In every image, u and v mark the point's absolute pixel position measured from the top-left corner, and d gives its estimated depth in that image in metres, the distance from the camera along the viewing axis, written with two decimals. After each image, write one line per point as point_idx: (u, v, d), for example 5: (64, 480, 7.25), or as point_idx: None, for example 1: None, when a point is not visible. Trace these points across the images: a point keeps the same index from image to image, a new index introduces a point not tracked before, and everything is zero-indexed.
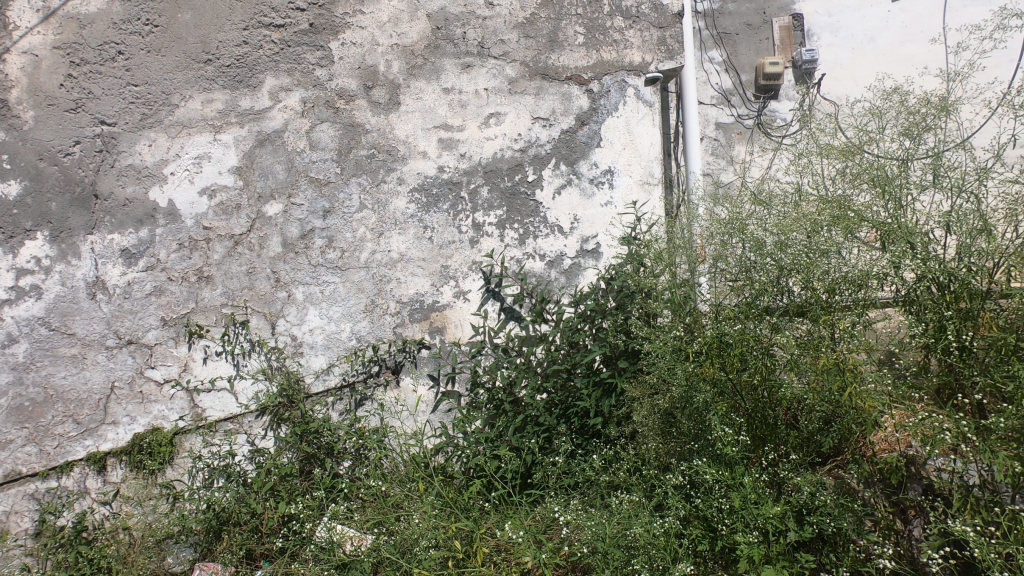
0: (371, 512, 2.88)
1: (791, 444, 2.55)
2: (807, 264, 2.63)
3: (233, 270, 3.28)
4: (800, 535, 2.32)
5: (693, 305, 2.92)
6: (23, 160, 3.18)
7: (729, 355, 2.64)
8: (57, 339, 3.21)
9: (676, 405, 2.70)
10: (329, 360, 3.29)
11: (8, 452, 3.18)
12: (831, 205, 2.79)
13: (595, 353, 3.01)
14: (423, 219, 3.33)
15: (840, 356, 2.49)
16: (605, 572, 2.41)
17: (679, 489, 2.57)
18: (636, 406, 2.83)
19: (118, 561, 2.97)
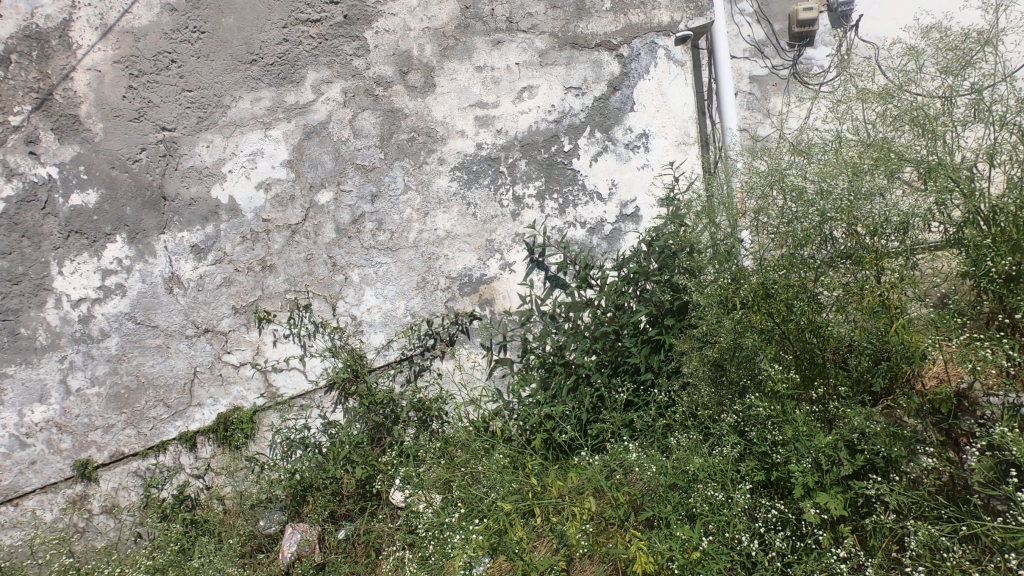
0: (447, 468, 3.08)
1: (840, 381, 2.60)
2: (848, 206, 2.67)
3: (293, 258, 3.50)
4: (852, 465, 2.40)
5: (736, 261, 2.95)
6: (98, 169, 3.48)
7: (775, 302, 2.73)
8: (143, 332, 3.54)
9: (725, 354, 2.82)
10: (388, 336, 3.49)
11: (113, 435, 3.56)
12: (873, 148, 2.77)
13: (641, 313, 3.12)
14: (465, 196, 3.46)
15: (885, 293, 2.57)
16: (667, 505, 2.62)
17: (735, 428, 2.70)
18: (686, 357, 2.97)
19: (218, 525, 3.31)
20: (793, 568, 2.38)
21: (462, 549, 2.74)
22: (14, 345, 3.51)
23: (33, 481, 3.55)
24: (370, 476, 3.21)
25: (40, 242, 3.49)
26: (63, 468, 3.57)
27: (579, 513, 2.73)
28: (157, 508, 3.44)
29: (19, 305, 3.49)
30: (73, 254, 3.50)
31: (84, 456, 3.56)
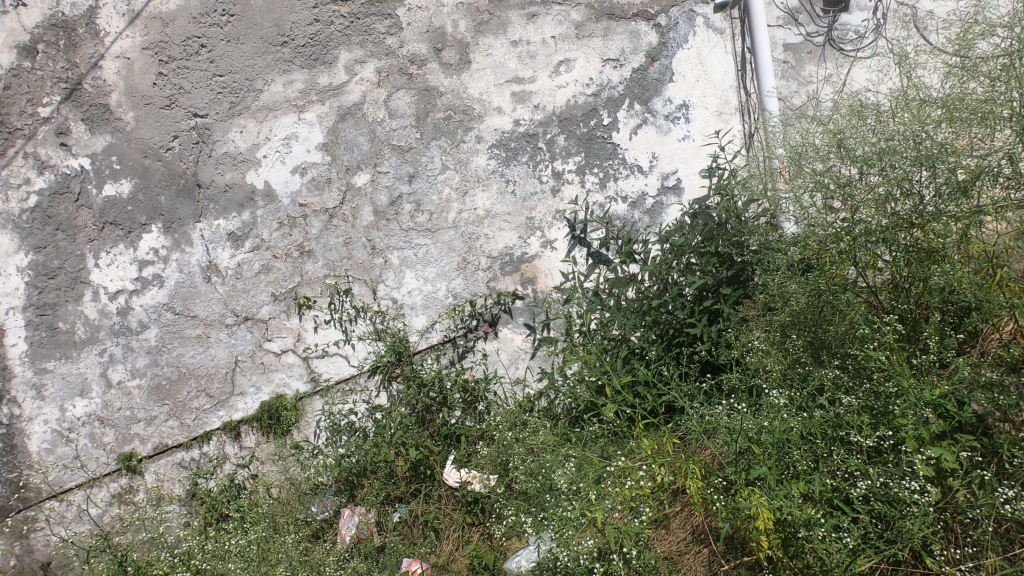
0: (524, 440, 2.96)
1: (935, 334, 2.51)
2: (950, 151, 2.55)
3: (331, 242, 3.46)
4: (966, 415, 2.29)
5: (776, 237, 3.02)
6: (130, 159, 3.44)
7: (865, 257, 2.66)
8: (182, 322, 3.51)
9: (797, 318, 2.71)
10: (430, 318, 3.46)
11: (156, 427, 3.54)
12: (948, 104, 2.63)
13: (694, 283, 3.04)
14: (504, 173, 3.41)
15: (983, 243, 2.54)
16: (771, 464, 2.39)
17: (838, 382, 2.53)
18: (753, 324, 2.87)
19: (267, 514, 3.15)
20: (912, 521, 2.23)
21: (569, 524, 2.54)
22: (53, 339, 3.48)
23: (78, 476, 3.54)
24: (424, 458, 3.17)
25: (75, 235, 3.46)
26: (107, 461, 3.55)
27: (697, 473, 2.51)
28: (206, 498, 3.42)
29: (56, 299, 3.47)
30: (108, 246, 3.47)
31: (128, 449, 3.54)
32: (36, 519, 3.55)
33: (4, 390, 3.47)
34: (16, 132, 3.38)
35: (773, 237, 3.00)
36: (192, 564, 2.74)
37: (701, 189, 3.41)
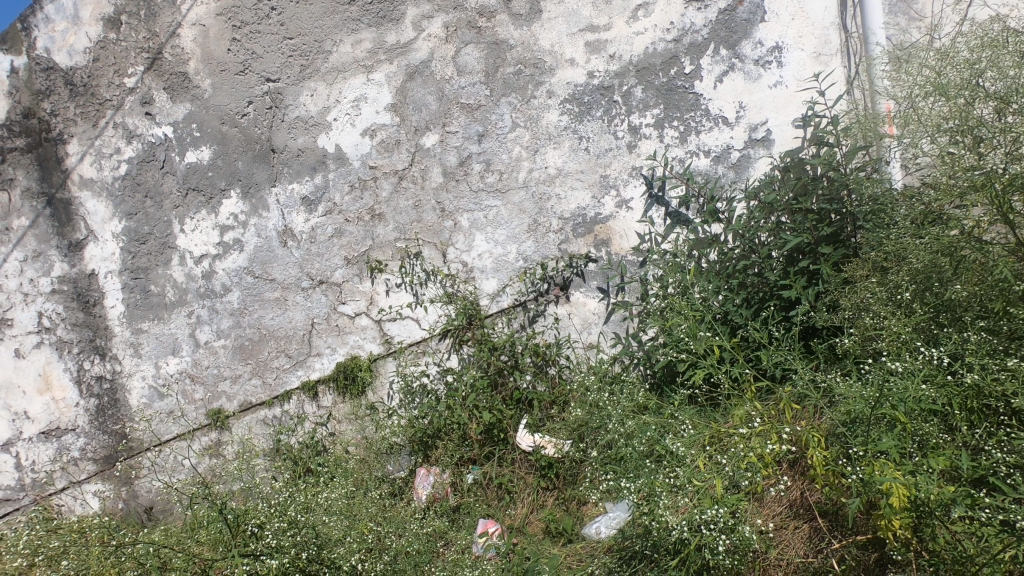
0: (605, 402, 2.88)
1: None
2: None
3: (401, 205, 3.43)
4: None
5: (877, 191, 2.77)
6: (209, 126, 3.52)
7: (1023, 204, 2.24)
8: (262, 286, 3.61)
9: (924, 276, 2.43)
10: (500, 282, 3.40)
11: (241, 385, 3.71)
12: None
13: (791, 242, 2.79)
14: (577, 130, 3.25)
15: None
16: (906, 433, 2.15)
17: (979, 348, 2.26)
18: (868, 283, 2.60)
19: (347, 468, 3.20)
20: None
21: (668, 493, 2.35)
22: (147, 302, 3.72)
23: (173, 429, 3.81)
24: (498, 423, 3.15)
25: (162, 201, 3.62)
26: (198, 416, 3.78)
27: (820, 442, 2.31)
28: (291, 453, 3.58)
29: (149, 263, 3.69)
30: (192, 212, 3.60)
31: (216, 405, 3.74)
32: (139, 467, 3.87)
33: (107, 348, 3.80)
34: (106, 104, 3.59)
35: (873, 193, 2.77)
36: (288, 515, 2.68)
37: (793, 140, 3.11)
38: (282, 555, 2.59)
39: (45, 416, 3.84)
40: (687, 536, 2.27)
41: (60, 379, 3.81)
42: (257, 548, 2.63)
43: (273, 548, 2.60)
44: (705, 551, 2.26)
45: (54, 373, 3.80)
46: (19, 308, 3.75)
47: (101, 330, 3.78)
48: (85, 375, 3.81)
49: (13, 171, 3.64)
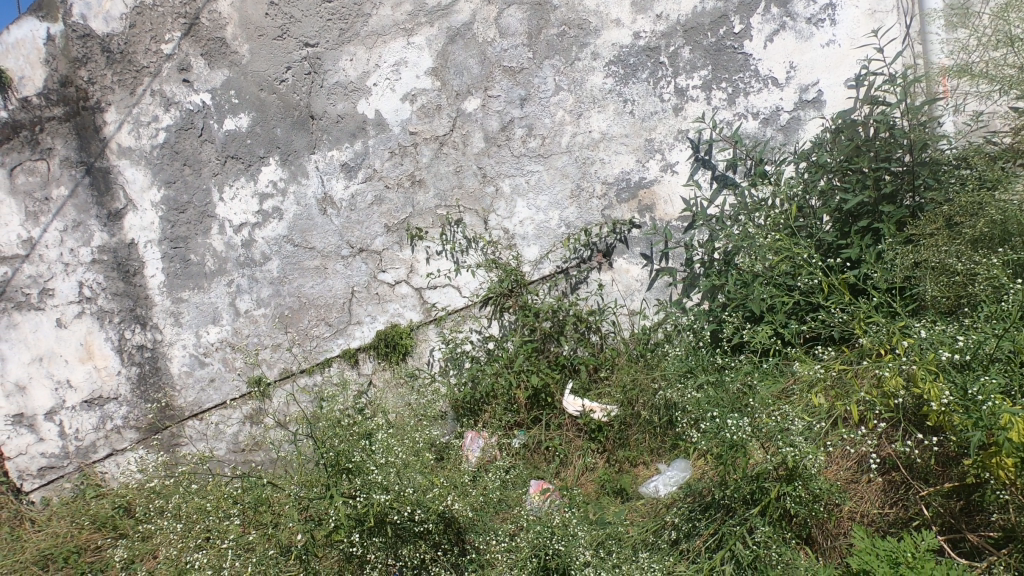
0: (665, 365, 2.92)
1: None
2: None
3: (442, 171, 3.41)
4: None
5: (932, 150, 2.74)
6: (247, 92, 3.50)
7: None
8: (302, 254, 3.61)
9: (1001, 225, 2.45)
10: (542, 249, 3.37)
11: (281, 353, 3.73)
12: None
13: (853, 199, 2.75)
14: (622, 92, 3.20)
15: None
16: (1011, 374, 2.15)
17: None
18: (937, 237, 2.57)
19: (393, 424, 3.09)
20: None
21: (750, 440, 2.34)
22: (187, 271, 3.74)
23: (214, 397, 3.84)
24: (543, 388, 3.15)
25: (201, 169, 3.61)
26: (239, 384, 3.81)
27: (928, 378, 2.21)
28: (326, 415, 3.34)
29: (188, 232, 3.69)
30: (231, 179, 3.59)
31: (257, 373, 3.77)
32: (181, 435, 3.91)
33: (148, 317, 3.82)
34: (143, 71, 3.57)
35: (926, 152, 2.75)
36: (399, 460, 2.69)
37: (845, 100, 3.05)
38: (384, 492, 2.55)
39: (88, 384, 3.88)
40: (764, 485, 2.29)
41: (102, 348, 3.84)
42: (355, 486, 2.60)
43: (372, 483, 2.58)
44: (785, 498, 2.28)
45: (96, 342, 3.84)
46: (60, 278, 3.78)
47: (141, 299, 3.80)
48: (126, 344, 3.84)
49: (51, 140, 3.65)
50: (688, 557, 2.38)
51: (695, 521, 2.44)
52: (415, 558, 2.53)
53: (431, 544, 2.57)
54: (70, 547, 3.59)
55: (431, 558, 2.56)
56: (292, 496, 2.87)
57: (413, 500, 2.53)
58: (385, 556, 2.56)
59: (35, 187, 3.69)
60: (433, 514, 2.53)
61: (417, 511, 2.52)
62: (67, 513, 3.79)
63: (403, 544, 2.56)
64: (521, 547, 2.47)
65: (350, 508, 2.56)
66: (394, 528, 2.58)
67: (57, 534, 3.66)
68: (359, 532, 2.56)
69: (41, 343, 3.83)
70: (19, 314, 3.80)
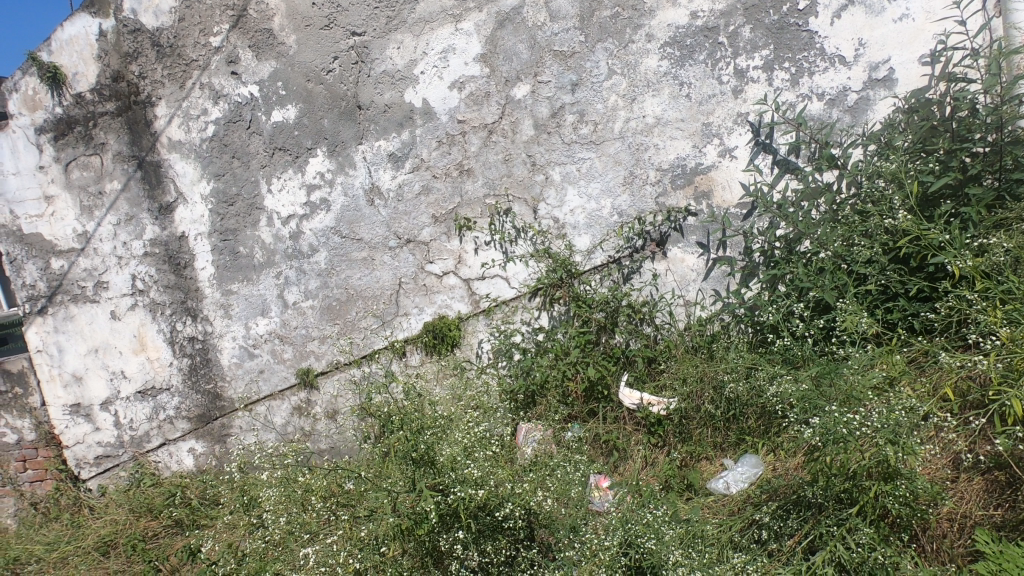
0: (735, 355, 2.86)
1: None
2: None
3: (491, 160, 3.35)
4: None
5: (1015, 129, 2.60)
6: (294, 83, 3.48)
7: None
8: (349, 246, 3.60)
9: None
10: (594, 238, 3.29)
11: (329, 345, 3.73)
12: None
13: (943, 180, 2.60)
14: (677, 75, 3.09)
15: None
16: None
17: None
18: None
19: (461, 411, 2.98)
20: None
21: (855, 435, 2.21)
22: (236, 263, 3.76)
23: (263, 388, 3.87)
24: (600, 380, 3.09)
25: (249, 162, 3.63)
26: (288, 375, 3.83)
27: None
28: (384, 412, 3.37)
29: (237, 224, 3.71)
30: (279, 171, 3.60)
31: (305, 365, 3.79)
32: (231, 425, 3.96)
33: (198, 309, 3.86)
34: (192, 64, 3.59)
35: (1010, 130, 2.62)
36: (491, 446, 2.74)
37: (920, 78, 2.88)
38: (478, 487, 2.46)
39: (141, 375, 3.96)
40: (862, 484, 2.17)
41: (154, 339, 3.91)
42: (443, 480, 2.48)
43: (461, 476, 2.48)
44: (886, 498, 2.15)
45: (148, 333, 3.90)
46: (114, 271, 3.85)
47: (191, 292, 3.84)
48: (177, 336, 3.90)
49: (105, 135, 3.74)
50: (779, 558, 2.29)
51: (784, 518, 2.35)
52: (501, 555, 2.45)
53: (518, 542, 2.50)
54: (132, 534, 3.64)
55: (515, 554, 2.49)
56: (368, 492, 2.86)
57: (502, 494, 2.47)
58: (469, 553, 2.44)
59: (89, 182, 3.79)
60: (521, 510, 2.46)
61: (505, 508, 2.45)
62: (124, 502, 3.87)
63: (489, 544, 2.47)
64: (609, 548, 2.37)
65: (442, 503, 2.46)
66: (478, 522, 2.48)
67: (117, 521, 3.73)
68: (446, 530, 2.48)
69: (96, 335, 3.93)
70: (76, 306, 3.90)
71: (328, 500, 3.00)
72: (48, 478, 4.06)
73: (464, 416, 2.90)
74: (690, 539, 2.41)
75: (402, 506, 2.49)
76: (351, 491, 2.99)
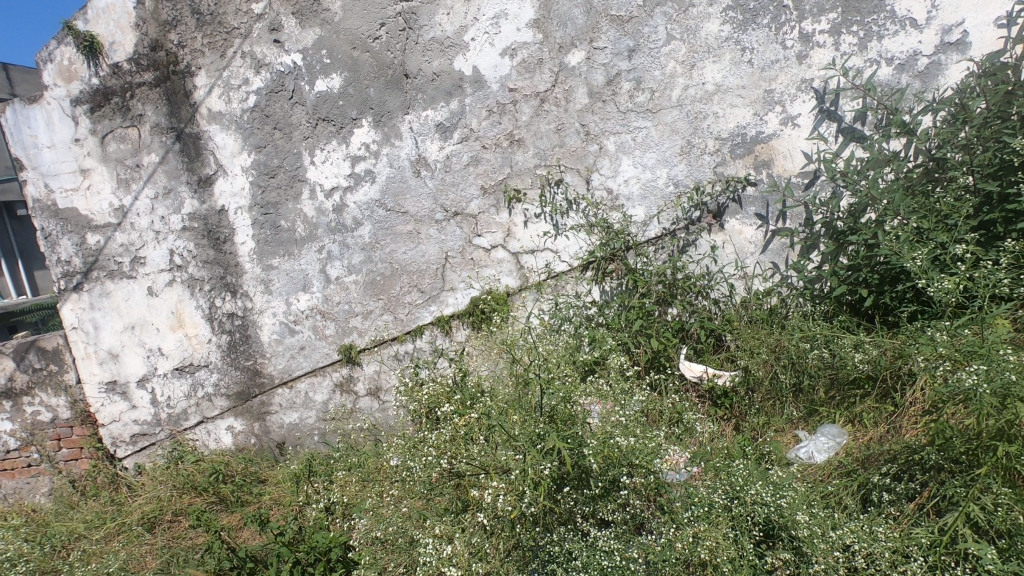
0: (817, 325, 2.82)
1: None
2: None
3: (543, 129, 3.27)
4: None
5: None
6: (339, 51, 3.40)
7: None
8: (394, 219, 3.53)
9: None
10: (648, 210, 3.22)
11: (372, 321, 3.68)
12: None
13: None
14: (740, 40, 2.99)
15: None
16: None
17: None
18: None
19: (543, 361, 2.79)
20: None
21: (973, 390, 2.06)
22: (277, 237, 3.69)
23: (304, 365, 3.82)
24: (660, 352, 3.05)
25: (291, 133, 3.55)
26: (329, 352, 3.78)
27: None
28: (438, 389, 3.21)
29: (278, 197, 3.63)
30: (322, 142, 3.52)
31: (348, 341, 3.73)
32: (270, 403, 3.91)
33: (237, 285, 3.79)
34: (233, 32, 3.50)
35: None
36: (600, 391, 2.67)
37: (995, 41, 2.80)
38: (624, 438, 2.35)
39: (179, 352, 3.90)
40: (986, 445, 1.99)
41: (192, 316, 3.85)
42: (578, 434, 2.36)
43: (593, 434, 2.36)
44: (1013, 459, 1.97)
45: (186, 309, 3.84)
46: (151, 246, 3.78)
47: (231, 267, 3.77)
48: (216, 312, 3.84)
49: (142, 106, 3.66)
50: (903, 520, 2.10)
51: (913, 479, 2.17)
52: (618, 516, 2.24)
53: (639, 505, 2.26)
54: (175, 509, 3.61)
55: (647, 515, 2.25)
56: (472, 450, 2.55)
57: (650, 452, 2.33)
58: (591, 512, 2.29)
59: (126, 154, 3.71)
60: (643, 470, 2.29)
61: (624, 467, 2.29)
62: (165, 479, 3.82)
63: (606, 504, 2.28)
64: (729, 505, 2.17)
65: (576, 458, 2.29)
66: (601, 480, 2.30)
67: (159, 498, 3.69)
68: (568, 488, 2.31)
69: (133, 311, 3.87)
70: (112, 282, 3.84)
71: (423, 477, 2.55)
72: (84, 456, 4.02)
73: (559, 366, 2.78)
74: (816, 501, 2.24)
75: (530, 468, 2.27)
76: (449, 447, 2.57)
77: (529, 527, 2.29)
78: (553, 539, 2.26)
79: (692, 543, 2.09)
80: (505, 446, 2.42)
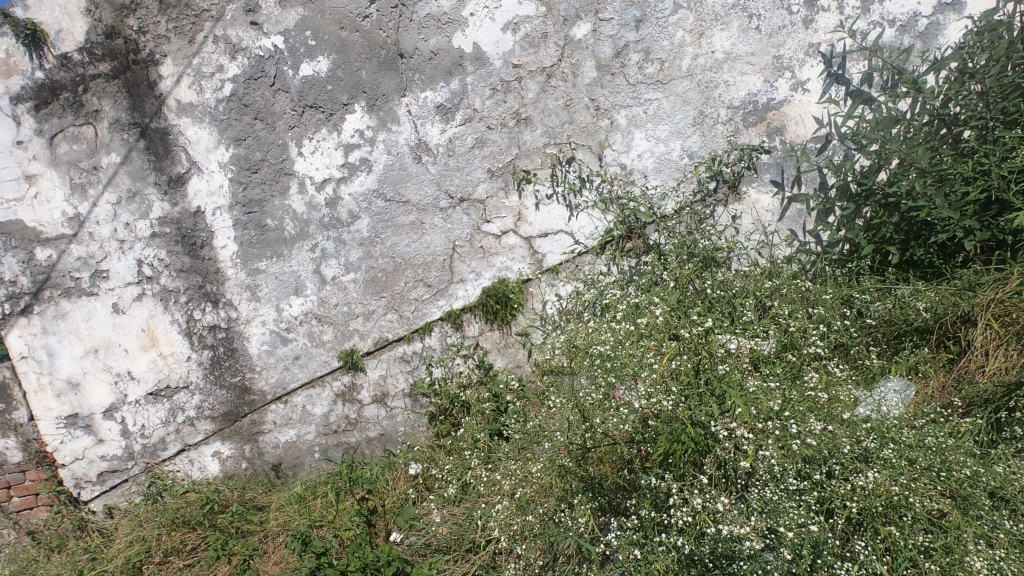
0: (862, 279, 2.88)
1: None
2: None
3: (551, 106, 3.14)
4: None
5: None
6: (325, 32, 3.15)
7: None
8: (394, 210, 3.30)
9: None
10: (664, 183, 3.15)
11: (375, 322, 3.41)
12: None
13: None
14: (747, 7, 2.98)
15: None
16: None
17: None
18: None
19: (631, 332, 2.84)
20: None
21: None
22: (263, 237, 3.37)
23: (299, 377, 3.49)
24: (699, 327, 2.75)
25: (275, 123, 3.26)
26: (328, 360, 3.47)
27: None
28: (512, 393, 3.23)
29: (263, 194, 3.32)
30: (310, 131, 3.25)
31: (348, 346, 3.44)
32: (263, 421, 3.55)
33: (220, 294, 3.43)
34: (202, 15, 3.19)
35: None
36: (712, 349, 2.63)
37: None
38: (772, 394, 2.44)
39: (153, 375, 3.47)
40: None
41: (167, 332, 3.44)
42: (738, 389, 2.43)
43: (749, 390, 2.43)
44: None
45: (160, 326, 3.43)
46: (115, 257, 3.35)
47: (211, 275, 3.41)
48: (196, 326, 3.45)
49: (98, 101, 3.25)
50: None
51: None
52: (803, 482, 2.24)
53: (798, 466, 2.26)
54: (165, 549, 3.19)
55: (808, 474, 2.26)
56: (631, 409, 2.47)
57: (787, 407, 2.38)
58: (767, 477, 2.26)
59: (80, 156, 3.27)
60: (800, 417, 2.35)
61: (783, 415, 2.35)
62: (148, 518, 3.38)
63: (788, 466, 2.24)
64: (893, 455, 2.28)
65: (750, 409, 2.35)
66: (761, 437, 2.30)
67: (144, 539, 3.26)
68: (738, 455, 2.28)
69: (96, 333, 3.40)
70: (69, 302, 3.36)
71: (557, 461, 2.59)
72: (41, 504, 3.51)
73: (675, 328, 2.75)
74: (967, 436, 2.40)
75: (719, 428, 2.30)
76: (597, 411, 2.55)
77: (706, 496, 2.25)
78: (741, 507, 2.24)
79: (874, 494, 2.20)
80: (705, 415, 2.34)
